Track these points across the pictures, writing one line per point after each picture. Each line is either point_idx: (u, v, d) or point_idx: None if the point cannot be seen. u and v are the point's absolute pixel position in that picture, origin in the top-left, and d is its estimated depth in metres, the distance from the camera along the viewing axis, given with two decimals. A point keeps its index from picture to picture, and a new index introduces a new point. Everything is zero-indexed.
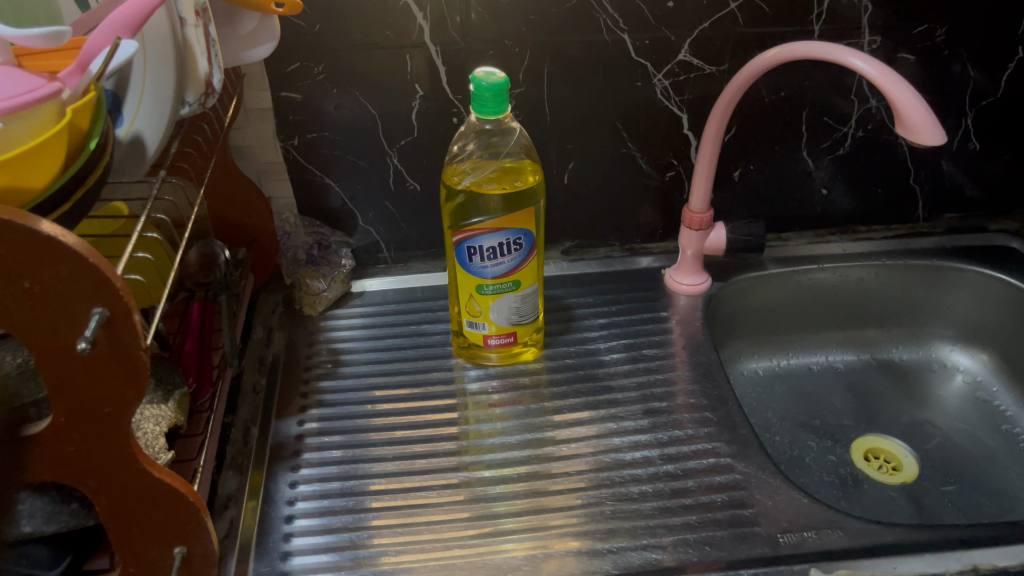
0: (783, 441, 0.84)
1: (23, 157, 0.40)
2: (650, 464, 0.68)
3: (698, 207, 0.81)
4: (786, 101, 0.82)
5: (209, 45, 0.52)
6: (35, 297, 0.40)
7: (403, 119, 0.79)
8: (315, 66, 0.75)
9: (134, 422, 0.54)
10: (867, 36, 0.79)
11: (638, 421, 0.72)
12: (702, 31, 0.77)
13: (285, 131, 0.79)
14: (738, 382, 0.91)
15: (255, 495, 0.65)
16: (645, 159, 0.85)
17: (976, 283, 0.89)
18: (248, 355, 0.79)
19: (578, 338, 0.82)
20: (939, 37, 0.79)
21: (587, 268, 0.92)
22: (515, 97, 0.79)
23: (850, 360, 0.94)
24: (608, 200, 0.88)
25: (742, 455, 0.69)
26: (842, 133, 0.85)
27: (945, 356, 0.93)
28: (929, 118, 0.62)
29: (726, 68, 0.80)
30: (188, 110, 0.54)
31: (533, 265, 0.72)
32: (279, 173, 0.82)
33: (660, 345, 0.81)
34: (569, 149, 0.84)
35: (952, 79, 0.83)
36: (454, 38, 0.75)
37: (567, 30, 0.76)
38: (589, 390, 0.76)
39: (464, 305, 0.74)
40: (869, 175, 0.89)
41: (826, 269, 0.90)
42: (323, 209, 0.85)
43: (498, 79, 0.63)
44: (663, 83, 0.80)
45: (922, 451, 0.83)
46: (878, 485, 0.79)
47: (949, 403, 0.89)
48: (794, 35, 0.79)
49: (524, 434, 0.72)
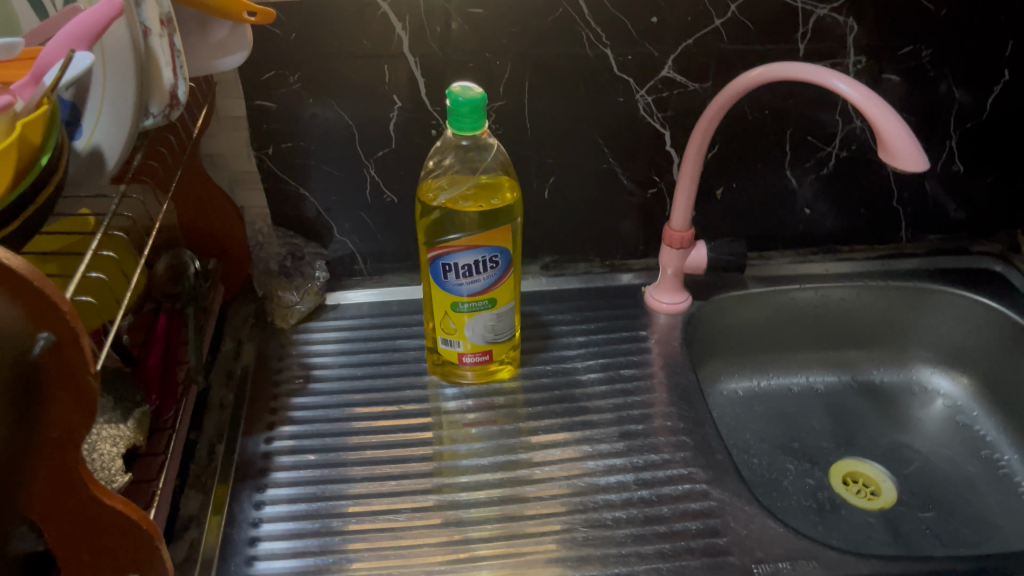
0: (761, 464, 0.83)
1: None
2: (624, 490, 0.66)
3: (679, 225, 0.80)
4: (770, 119, 0.81)
5: (174, 56, 0.51)
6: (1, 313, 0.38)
7: (380, 129, 0.78)
8: (291, 74, 0.73)
9: (89, 443, 0.53)
10: (852, 56, 0.78)
11: (613, 444, 0.71)
12: (685, 48, 0.76)
13: (259, 139, 0.77)
14: (717, 402, 0.89)
15: (219, 511, 0.64)
16: (626, 174, 0.84)
17: (957, 305, 0.89)
18: (216, 369, 0.77)
19: (556, 356, 0.81)
20: (925, 57, 0.79)
21: (566, 284, 0.90)
22: (494, 110, 0.78)
23: (831, 381, 0.93)
24: (589, 215, 0.87)
25: (717, 480, 0.67)
26: (826, 152, 0.84)
27: (925, 379, 0.92)
28: (911, 144, 0.61)
29: (709, 85, 0.79)
30: (153, 122, 0.53)
31: (510, 283, 0.71)
32: (253, 182, 0.80)
33: (638, 365, 0.79)
34: (550, 163, 0.82)
35: (937, 100, 0.82)
36: (434, 49, 0.73)
37: (550, 43, 0.74)
38: (565, 411, 0.74)
39: (439, 322, 0.72)
40: (853, 195, 0.88)
41: (807, 289, 0.89)
42: (298, 219, 0.83)
43: (476, 94, 0.61)
44: (645, 99, 0.79)
45: (901, 476, 0.83)
46: (855, 511, 0.78)
47: (929, 426, 0.88)
48: (778, 53, 0.77)
49: (497, 455, 0.70)
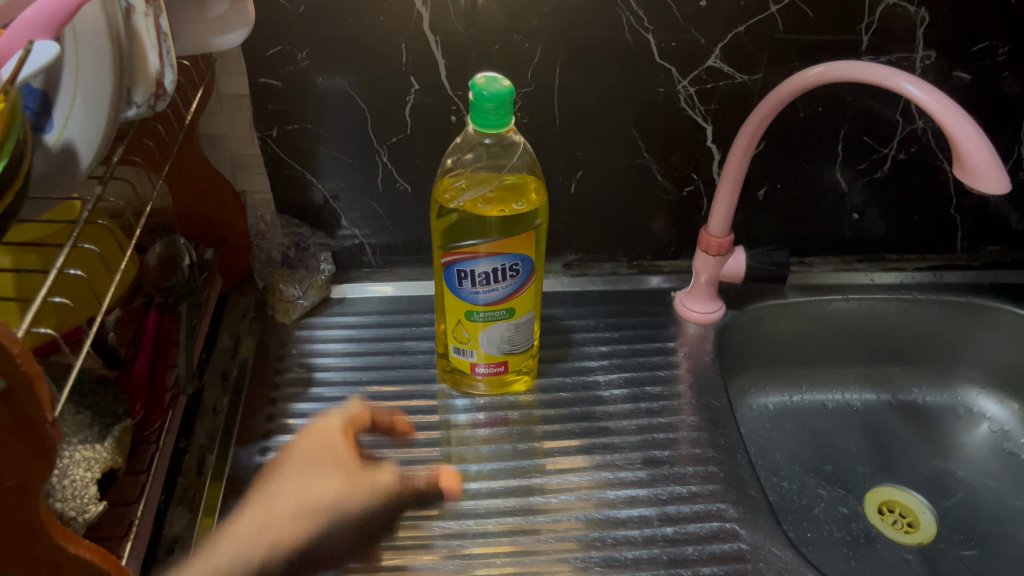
0: (791, 488, 0.77)
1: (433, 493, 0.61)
2: (646, 525, 0.61)
3: (717, 231, 0.73)
4: (823, 116, 0.74)
5: (161, 40, 0.45)
6: (240, 570, 0.45)
7: (394, 114, 0.71)
8: (299, 51, 0.67)
9: (61, 468, 0.47)
10: (920, 51, 0.70)
11: (636, 472, 0.65)
12: (736, 36, 0.68)
13: (263, 120, 0.71)
14: (745, 418, 0.84)
15: (211, 511, 0.61)
16: (661, 170, 0.77)
17: (1013, 325, 0.82)
18: (210, 368, 0.72)
19: (576, 368, 0.75)
20: (999, 56, 0.71)
21: (590, 285, 0.84)
22: (521, 97, 0.71)
23: (869, 399, 0.86)
24: (618, 212, 0.80)
25: (747, 520, 0.62)
26: (882, 154, 0.77)
27: (971, 401, 0.85)
28: (992, 162, 0.54)
29: (760, 78, 0.71)
30: (137, 111, 0.47)
31: (531, 292, 0.65)
32: (256, 165, 0.74)
33: (664, 383, 0.73)
34: (579, 156, 0.75)
35: (1010, 102, 0.74)
36: (456, 27, 0.66)
37: (587, 26, 0.67)
38: (585, 432, 0.69)
39: (451, 330, 0.66)
40: (907, 201, 0.81)
41: (850, 301, 0.83)
42: (304, 207, 0.77)
43: (502, 88, 0.54)
44: (688, 90, 0.72)
45: (942, 507, 0.76)
46: (892, 546, 0.73)
47: (972, 453, 0.82)
48: (839, 45, 0.70)
49: (509, 479, 0.64)
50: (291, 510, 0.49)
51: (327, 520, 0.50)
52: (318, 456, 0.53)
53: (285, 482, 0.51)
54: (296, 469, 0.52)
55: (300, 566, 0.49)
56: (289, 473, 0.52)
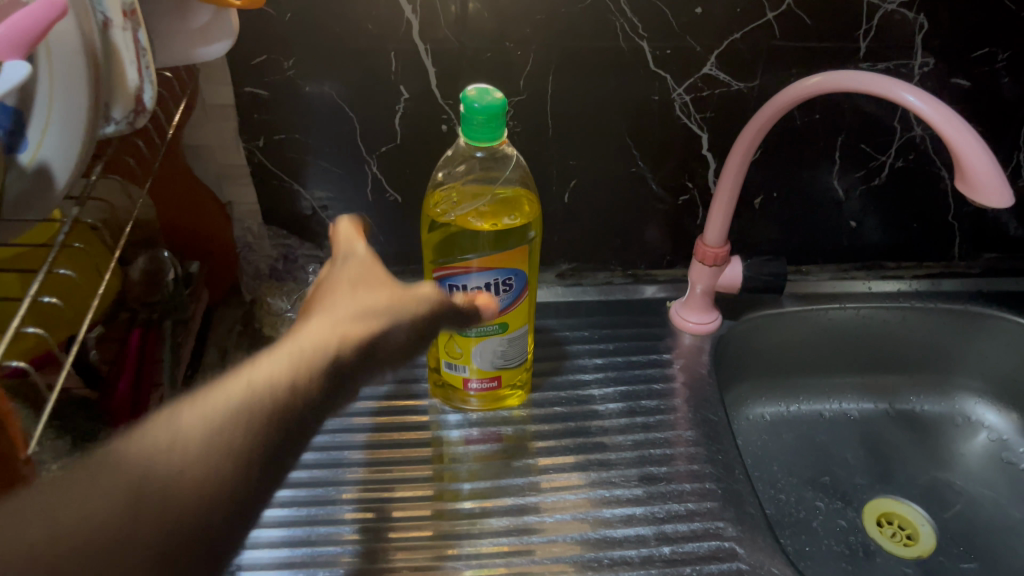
0: (789, 501, 0.76)
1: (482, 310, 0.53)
2: (643, 545, 0.59)
3: (713, 241, 0.72)
4: (820, 124, 0.73)
5: (140, 55, 0.44)
6: (317, 364, 0.39)
7: (384, 124, 0.69)
8: (285, 60, 0.65)
9: None
10: (919, 58, 0.69)
11: (632, 490, 0.64)
12: (732, 43, 0.67)
13: (249, 130, 0.69)
14: (742, 429, 0.82)
15: None
16: (656, 180, 0.76)
17: (1011, 333, 0.81)
18: (196, 384, 0.70)
19: (570, 382, 0.74)
20: (999, 62, 0.70)
21: (584, 296, 0.83)
22: (513, 106, 0.69)
23: (866, 409, 0.85)
24: (613, 222, 0.79)
25: (746, 539, 0.60)
26: (880, 162, 0.76)
27: (969, 410, 0.84)
28: (996, 178, 0.53)
29: (756, 85, 0.70)
30: (116, 128, 0.46)
31: (525, 307, 0.64)
32: (242, 176, 0.72)
33: (660, 397, 0.72)
34: (573, 165, 0.74)
35: (1009, 109, 0.73)
36: (446, 35, 0.65)
37: (580, 34, 0.66)
38: (580, 448, 0.67)
39: (443, 345, 0.65)
40: (905, 209, 0.80)
41: (847, 309, 0.82)
42: (292, 219, 0.76)
43: (494, 100, 0.53)
44: (683, 98, 0.70)
45: (941, 519, 0.75)
46: (891, 560, 0.71)
47: (971, 463, 0.81)
48: (837, 52, 0.68)
49: (503, 498, 0.63)
50: (353, 313, 0.43)
51: (391, 317, 0.44)
52: (364, 270, 0.48)
53: (337, 294, 0.45)
54: (346, 286, 0.46)
55: (367, 356, 0.42)
56: (337, 285, 0.46)
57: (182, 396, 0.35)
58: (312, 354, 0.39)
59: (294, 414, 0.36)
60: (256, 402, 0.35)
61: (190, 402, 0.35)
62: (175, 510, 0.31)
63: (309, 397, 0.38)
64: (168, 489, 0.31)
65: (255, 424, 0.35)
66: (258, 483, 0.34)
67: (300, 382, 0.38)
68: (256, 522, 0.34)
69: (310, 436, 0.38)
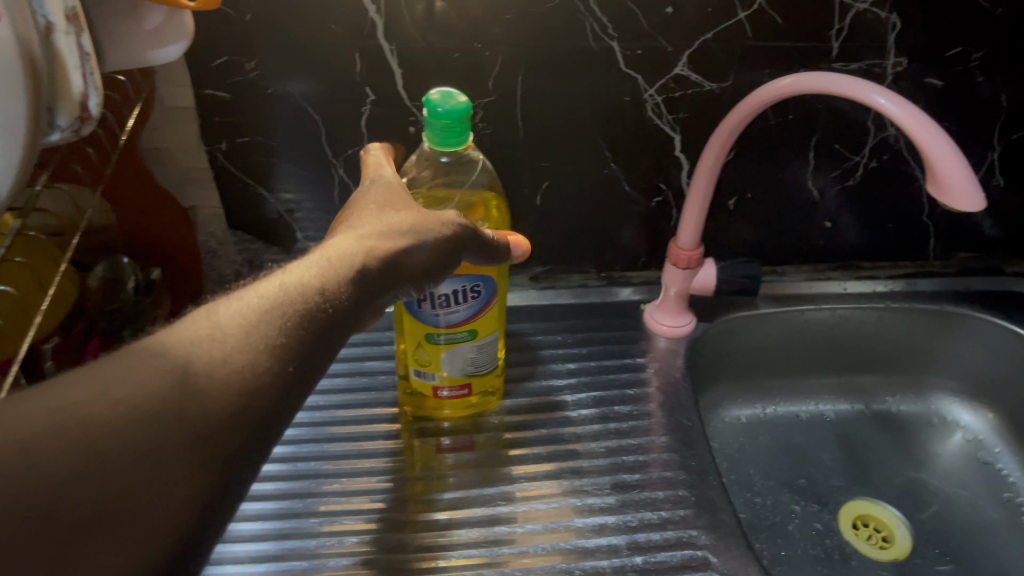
0: (765, 504, 0.75)
1: (498, 244, 0.55)
2: (615, 555, 0.58)
3: (686, 243, 0.71)
4: (794, 124, 0.72)
5: (84, 60, 0.42)
6: (347, 270, 0.42)
7: (350, 126, 0.68)
8: (247, 61, 0.63)
9: None
10: (892, 57, 0.68)
11: (605, 498, 0.63)
12: (704, 42, 0.66)
13: (211, 133, 0.67)
14: (717, 431, 0.82)
15: None
16: (629, 182, 0.75)
17: (986, 333, 0.81)
18: None
19: (543, 387, 0.73)
20: (973, 61, 0.69)
21: (557, 299, 0.83)
22: (482, 107, 0.68)
23: (843, 410, 0.85)
24: (586, 224, 0.78)
25: (719, 547, 0.59)
26: (854, 162, 0.75)
27: (945, 410, 0.84)
28: (968, 181, 0.52)
29: (729, 85, 0.69)
30: (60, 135, 0.44)
31: (494, 314, 0.62)
32: (205, 180, 0.70)
33: (634, 402, 0.71)
34: (544, 167, 0.73)
35: (983, 109, 0.72)
36: (412, 36, 0.63)
37: (549, 34, 0.64)
38: (553, 456, 0.66)
39: (411, 352, 0.63)
40: (880, 209, 0.79)
41: (822, 310, 0.81)
42: (259, 223, 0.74)
43: (459, 104, 0.52)
44: (655, 98, 0.69)
45: (917, 521, 0.75)
46: (867, 563, 0.71)
47: (947, 463, 0.80)
48: (810, 52, 0.67)
49: (473, 508, 0.62)
50: (378, 231, 0.46)
51: (414, 236, 0.48)
52: (387, 199, 0.50)
53: (363, 217, 0.49)
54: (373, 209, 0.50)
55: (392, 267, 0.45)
56: (361, 212, 0.49)
57: (223, 297, 0.39)
58: (339, 263, 0.42)
59: (326, 312, 0.39)
60: (292, 299, 0.38)
61: (230, 301, 0.38)
62: (220, 385, 0.34)
63: (344, 297, 0.41)
64: (215, 368, 0.34)
65: (292, 318, 0.38)
66: (303, 367, 0.37)
67: (331, 283, 0.41)
68: (299, 404, 0.36)
69: (347, 331, 0.40)
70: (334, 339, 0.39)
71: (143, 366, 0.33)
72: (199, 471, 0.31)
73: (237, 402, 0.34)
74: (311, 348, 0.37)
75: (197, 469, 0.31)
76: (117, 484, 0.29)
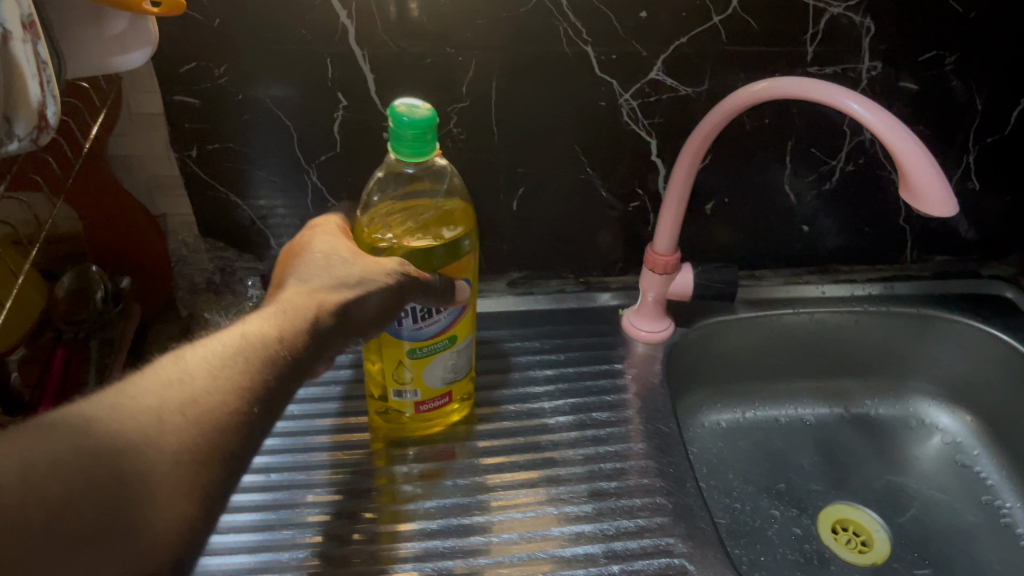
0: (744, 509, 0.75)
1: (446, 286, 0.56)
2: (592, 564, 0.58)
3: (663, 248, 0.70)
4: (769, 129, 0.72)
5: (41, 68, 0.41)
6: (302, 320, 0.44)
7: (323, 131, 0.67)
8: (216, 67, 0.62)
9: None
10: (867, 61, 0.68)
11: (582, 506, 0.62)
12: (679, 47, 0.66)
13: (181, 140, 0.66)
14: (696, 437, 0.82)
15: None
16: (606, 187, 0.74)
17: (963, 336, 0.81)
18: None
19: (520, 395, 0.72)
20: (947, 65, 0.69)
21: (536, 304, 0.82)
22: (456, 112, 0.67)
23: (822, 414, 0.85)
24: (563, 229, 0.77)
25: (697, 554, 0.59)
26: (831, 166, 0.75)
27: (923, 413, 0.84)
28: (938, 184, 0.52)
29: (705, 90, 0.69)
30: (18, 146, 0.43)
31: (469, 318, 0.62)
32: (175, 187, 0.69)
33: (611, 408, 0.71)
34: (520, 172, 0.72)
35: (958, 113, 0.72)
36: (384, 41, 0.62)
37: (523, 39, 0.64)
38: (532, 465, 0.66)
39: (391, 373, 0.62)
40: (857, 213, 0.79)
41: (801, 314, 0.81)
42: (231, 230, 0.73)
43: (422, 114, 0.51)
44: (631, 103, 0.69)
45: (895, 525, 0.75)
46: (846, 568, 0.71)
47: (925, 466, 0.80)
48: (785, 57, 0.67)
49: (449, 518, 0.61)
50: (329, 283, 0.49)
51: (364, 284, 0.50)
52: (334, 248, 0.53)
53: (313, 267, 0.51)
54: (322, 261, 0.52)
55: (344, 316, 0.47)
56: (308, 260, 0.51)
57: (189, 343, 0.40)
58: (293, 316, 0.44)
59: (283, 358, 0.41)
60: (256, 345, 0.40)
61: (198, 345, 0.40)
62: (202, 413, 0.36)
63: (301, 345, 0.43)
64: (197, 397, 0.36)
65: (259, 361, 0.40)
66: (270, 403, 0.39)
67: (288, 331, 0.43)
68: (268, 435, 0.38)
69: (302, 377, 0.42)
70: (291, 384, 0.41)
71: (124, 400, 0.35)
72: (184, 498, 0.33)
73: (219, 426, 0.36)
74: (274, 392, 0.39)
75: (186, 492, 0.33)
76: (110, 507, 0.31)
